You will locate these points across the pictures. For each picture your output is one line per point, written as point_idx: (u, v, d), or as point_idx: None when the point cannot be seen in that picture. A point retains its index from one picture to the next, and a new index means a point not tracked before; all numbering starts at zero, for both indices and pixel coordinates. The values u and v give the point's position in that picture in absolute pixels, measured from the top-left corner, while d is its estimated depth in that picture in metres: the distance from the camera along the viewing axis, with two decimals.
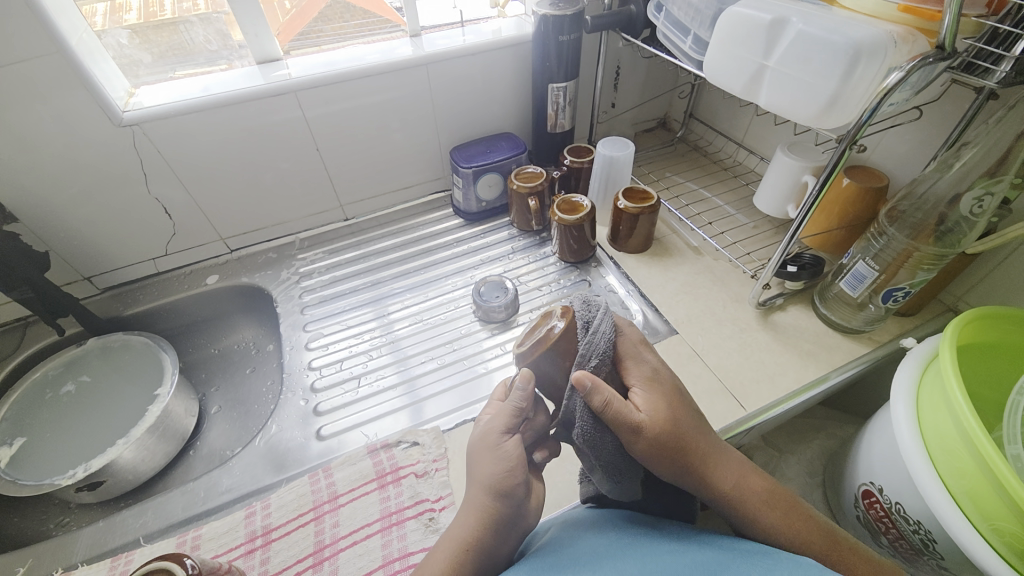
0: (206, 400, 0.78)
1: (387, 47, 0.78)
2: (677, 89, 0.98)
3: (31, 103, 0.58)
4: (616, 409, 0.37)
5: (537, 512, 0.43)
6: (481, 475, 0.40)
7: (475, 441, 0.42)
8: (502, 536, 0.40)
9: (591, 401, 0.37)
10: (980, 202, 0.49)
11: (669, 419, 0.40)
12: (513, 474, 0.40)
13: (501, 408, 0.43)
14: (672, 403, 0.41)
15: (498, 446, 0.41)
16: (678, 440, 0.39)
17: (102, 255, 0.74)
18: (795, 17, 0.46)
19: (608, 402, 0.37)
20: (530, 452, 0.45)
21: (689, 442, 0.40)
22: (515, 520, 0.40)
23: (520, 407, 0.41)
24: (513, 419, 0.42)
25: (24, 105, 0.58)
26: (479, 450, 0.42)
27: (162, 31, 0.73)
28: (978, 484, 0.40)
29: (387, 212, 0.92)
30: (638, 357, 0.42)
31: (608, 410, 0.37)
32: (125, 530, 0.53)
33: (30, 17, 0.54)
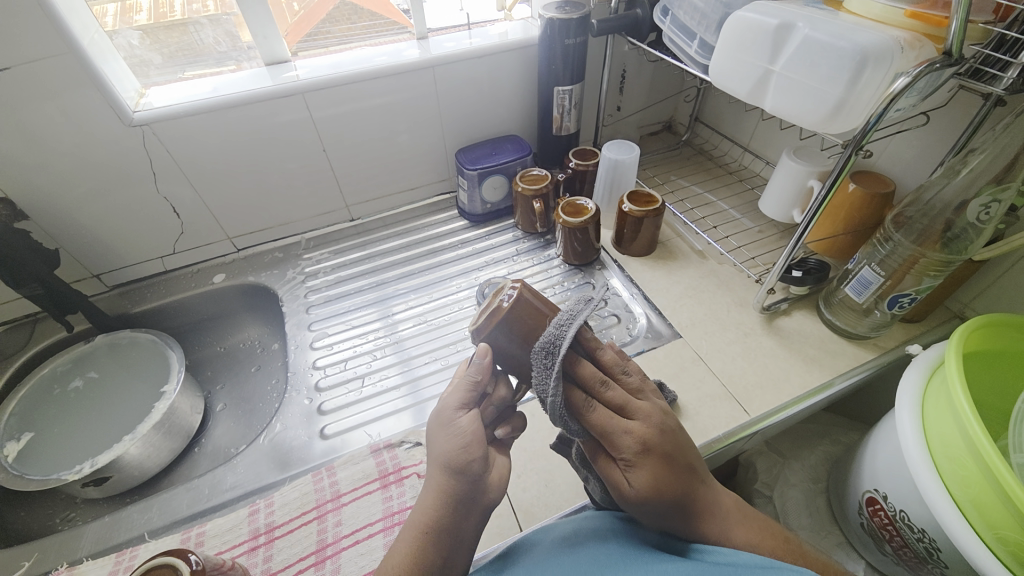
0: (212, 398, 0.79)
1: (394, 50, 0.79)
2: (683, 93, 0.98)
3: (39, 101, 0.59)
4: (601, 466, 0.40)
5: (499, 487, 0.42)
6: (438, 452, 0.40)
7: (433, 421, 0.42)
8: (463, 514, 0.39)
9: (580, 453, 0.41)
10: (987, 209, 0.48)
11: (656, 496, 0.39)
12: (468, 449, 0.40)
13: (458, 382, 0.43)
14: (663, 473, 0.39)
15: (454, 423, 0.41)
16: (666, 510, 0.39)
17: (111, 253, 0.75)
18: (801, 22, 0.46)
19: (594, 458, 0.40)
20: (493, 428, 0.46)
21: (680, 509, 0.40)
22: (476, 498, 0.39)
23: (476, 380, 0.42)
24: (469, 393, 0.42)
25: (36, 103, 0.59)
26: (436, 428, 0.42)
27: (173, 31, 0.74)
28: (983, 493, 0.40)
29: (393, 213, 0.93)
30: (619, 429, 0.38)
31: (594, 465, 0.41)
32: (130, 525, 0.53)
33: (43, 17, 0.54)
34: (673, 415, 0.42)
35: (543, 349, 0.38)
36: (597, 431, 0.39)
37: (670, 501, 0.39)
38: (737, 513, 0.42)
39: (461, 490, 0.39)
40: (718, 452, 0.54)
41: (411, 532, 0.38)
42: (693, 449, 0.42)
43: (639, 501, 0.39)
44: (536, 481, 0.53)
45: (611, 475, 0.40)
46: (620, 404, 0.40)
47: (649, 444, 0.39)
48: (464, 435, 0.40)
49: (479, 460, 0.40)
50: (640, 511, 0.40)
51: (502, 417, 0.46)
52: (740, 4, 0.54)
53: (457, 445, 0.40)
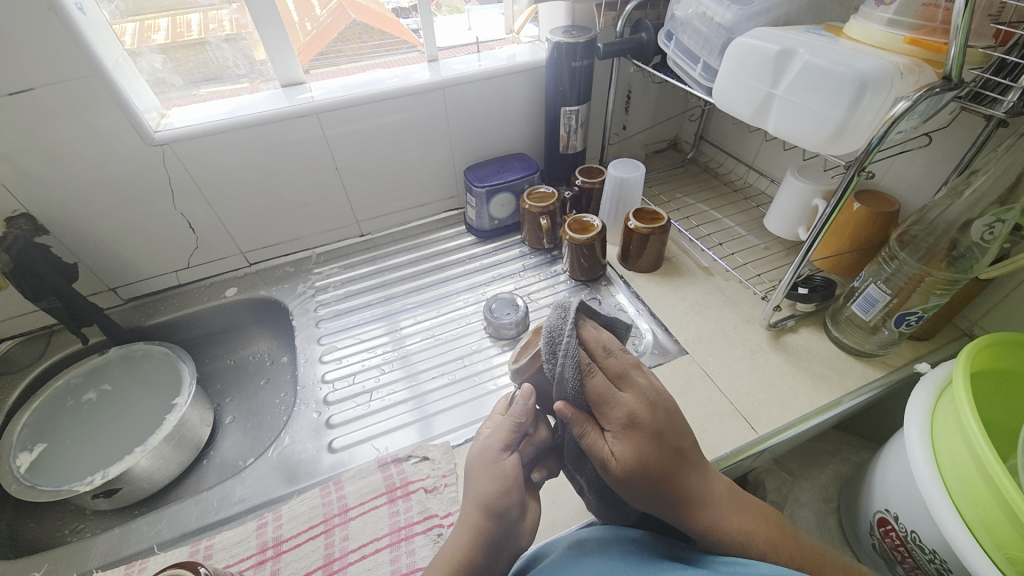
0: (221, 410, 0.79)
1: (406, 72, 0.81)
2: (687, 112, 1.00)
3: (58, 119, 0.61)
4: (589, 441, 0.40)
5: (530, 536, 0.42)
6: (475, 493, 0.42)
7: (474, 458, 0.44)
8: (494, 555, 0.39)
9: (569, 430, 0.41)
10: (991, 229, 0.49)
11: (643, 471, 0.39)
12: (506, 494, 0.41)
13: (501, 422, 0.45)
14: (652, 449, 0.39)
15: (497, 464, 0.42)
16: (654, 490, 0.39)
17: (127, 267, 0.77)
18: (802, 49, 0.48)
19: (583, 433, 0.40)
20: (530, 471, 0.46)
21: (670, 491, 0.39)
22: (508, 542, 0.40)
23: (519, 422, 0.44)
24: (511, 434, 0.44)
25: (48, 121, 0.60)
26: (476, 467, 0.43)
27: (188, 50, 0.76)
28: (993, 513, 0.39)
29: (402, 229, 0.94)
30: (613, 399, 0.40)
31: (583, 442, 0.40)
32: (140, 537, 0.54)
33: (70, 41, 0.57)
34: (669, 394, 0.43)
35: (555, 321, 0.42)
36: (591, 399, 0.40)
37: (655, 478, 0.39)
38: (730, 504, 0.41)
39: (495, 532, 0.40)
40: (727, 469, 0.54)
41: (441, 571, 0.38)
42: (686, 433, 0.42)
43: (625, 476, 0.39)
44: (543, 497, 0.53)
45: (599, 449, 0.40)
46: (618, 378, 0.42)
47: (638, 418, 0.40)
48: (504, 478, 0.41)
49: (517, 502, 0.41)
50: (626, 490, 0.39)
51: (539, 460, 0.46)
52: (742, 29, 0.56)
53: (497, 487, 0.41)
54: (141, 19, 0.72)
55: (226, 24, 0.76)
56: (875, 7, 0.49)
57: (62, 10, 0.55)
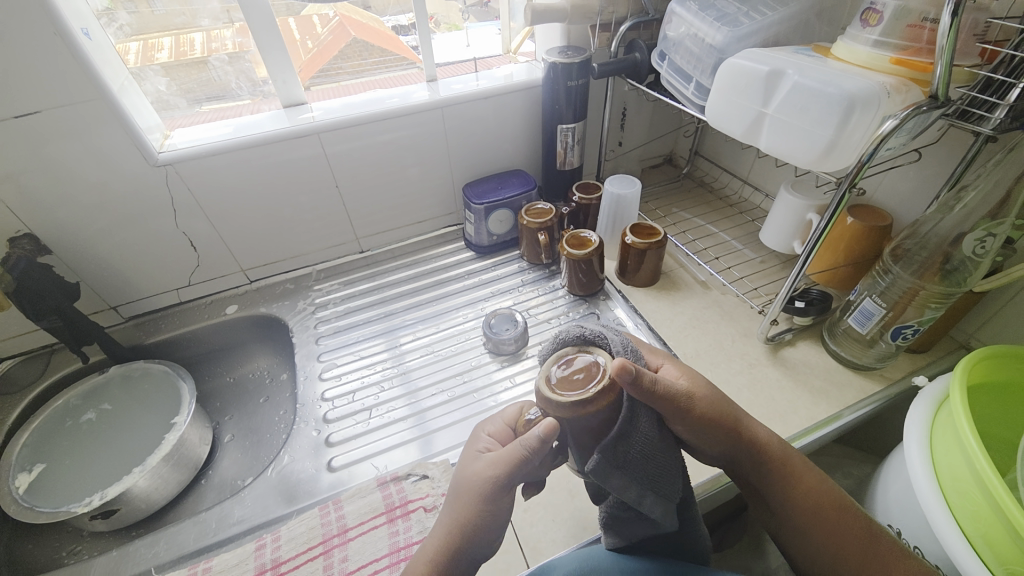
0: (220, 429, 0.79)
1: (406, 91, 0.83)
2: (682, 128, 1.01)
3: (63, 140, 0.62)
4: (663, 381, 0.37)
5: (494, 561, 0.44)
6: (459, 517, 0.40)
7: (470, 481, 0.40)
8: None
9: (642, 386, 0.35)
10: (982, 243, 0.49)
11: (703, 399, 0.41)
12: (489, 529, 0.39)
13: (511, 450, 0.39)
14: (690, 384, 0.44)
15: (494, 499, 0.39)
16: (714, 415, 0.42)
17: (130, 285, 0.78)
18: (791, 70, 0.49)
19: (654, 378, 0.36)
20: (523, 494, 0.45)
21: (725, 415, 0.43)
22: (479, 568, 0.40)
23: (528, 454, 0.38)
24: (515, 469, 0.39)
25: (53, 142, 0.61)
26: (468, 491, 0.40)
27: (191, 69, 0.78)
28: (994, 528, 0.39)
29: (401, 244, 0.95)
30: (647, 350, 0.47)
31: (658, 385, 0.37)
32: (137, 560, 0.53)
33: (76, 66, 0.58)
34: None
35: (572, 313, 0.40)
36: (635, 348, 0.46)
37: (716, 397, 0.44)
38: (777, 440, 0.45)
39: (468, 558, 0.39)
40: (726, 486, 0.54)
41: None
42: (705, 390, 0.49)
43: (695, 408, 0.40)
44: (543, 516, 0.52)
45: (671, 384, 0.38)
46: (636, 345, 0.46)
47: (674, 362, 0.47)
48: (491, 514, 0.39)
49: (496, 534, 0.40)
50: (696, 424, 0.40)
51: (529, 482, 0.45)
52: (733, 50, 0.57)
53: (476, 518, 0.39)
54: (144, 38, 0.73)
55: (228, 43, 0.77)
56: (862, 29, 0.50)
57: (69, 36, 0.56)
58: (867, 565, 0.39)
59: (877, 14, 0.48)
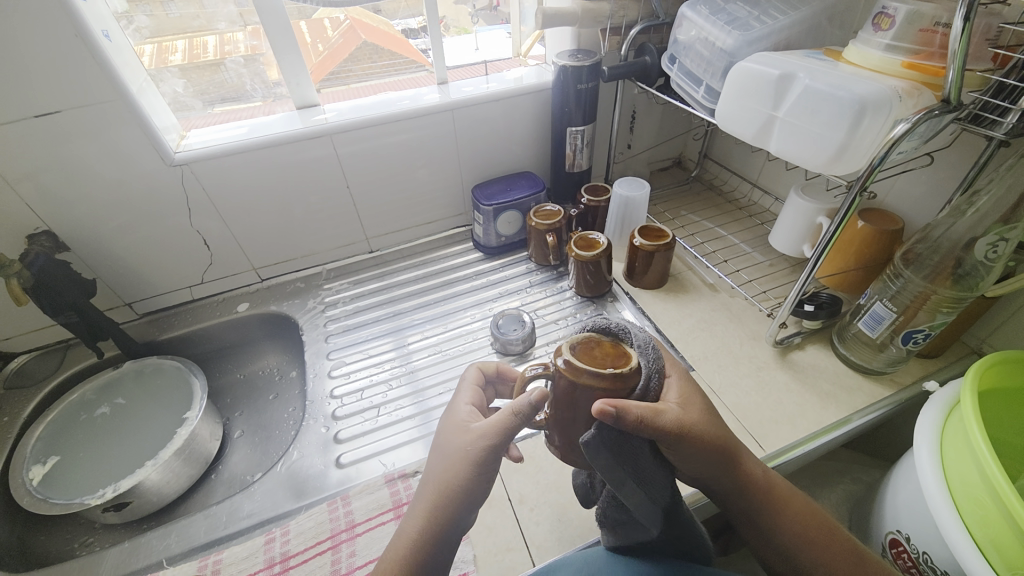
0: (230, 425, 0.80)
1: (416, 94, 0.84)
2: (691, 132, 1.01)
3: (82, 139, 0.63)
4: (651, 420, 0.35)
5: None
6: (445, 482, 0.39)
7: (457, 445, 0.41)
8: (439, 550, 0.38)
9: (623, 421, 0.34)
10: (994, 248, 0.49)
11: (698, 424, 0.38)
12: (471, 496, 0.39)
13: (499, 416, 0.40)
14: (693, 403, 0.40)
15: (479, 461, 0.39)
16: (704, 442, 0.38)
17: (144, 283, 0.79)
18: (802, 73, 0.49)
19: (641, 419, 0.34)
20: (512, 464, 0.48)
21: (717, 443, 0.39)
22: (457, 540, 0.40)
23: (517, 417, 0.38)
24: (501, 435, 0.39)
25: (73, 140, 0.63)
26: (455, 457, 0.40)
27: (205, 71, 0.79)
28: (1003, 533, 0.39)
29: (410, 245, 0.96)
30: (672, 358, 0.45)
31: (643, 423, 0.34)
32: (149, 551, 0.54)
33: (96, 67, 0.59)
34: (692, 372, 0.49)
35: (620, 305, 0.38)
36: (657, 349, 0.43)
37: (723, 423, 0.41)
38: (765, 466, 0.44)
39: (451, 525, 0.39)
40: None
41: (389, 565, 0.37)
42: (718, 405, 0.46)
43: (682, 430, 0.37)
44: (549, 515, 0.52)
45: (661, 421, 0.35)
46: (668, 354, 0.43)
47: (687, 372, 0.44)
48: (476, 482, 0.39)
49: (476, 504, 0.40)
50: (677, 444, 0.37)
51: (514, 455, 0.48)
52: (743, 54, 0.58)
53: (463, 484, 0.39)
54: (159, 40, 0.74)
55: (242, 46, 0.79)
56: (874, 33, 0.50)
57: (89, 38, 0.57)
58: (832, 550, 0.41)
59: (890, 18, 0.48)
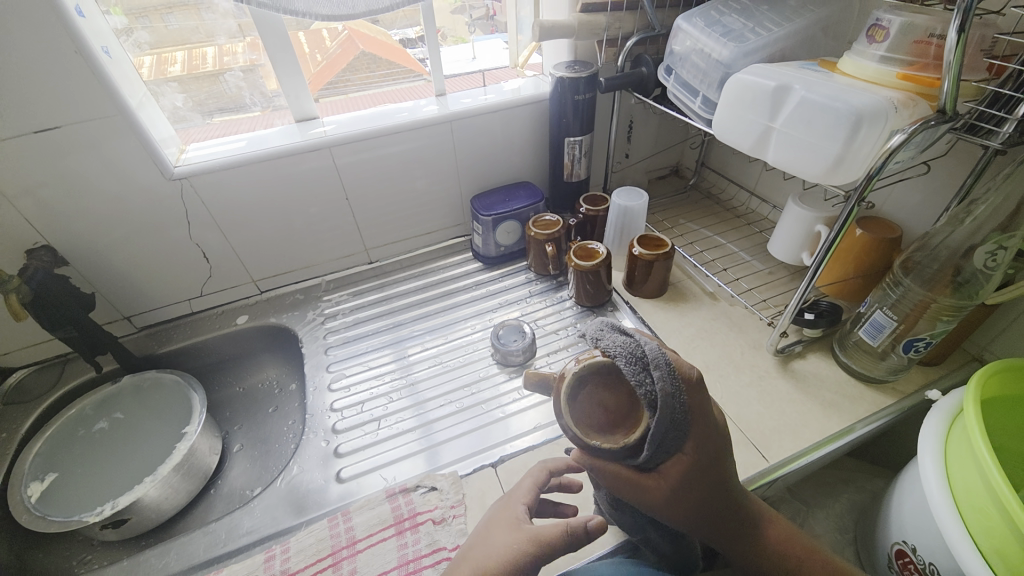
0: (229, 438, 0.80)
1: (414, 105, 0.84)
2: (688, 140, 1.02)
3: (86, 155, 0.64)
4: (627, 486, 0.38)
5: None
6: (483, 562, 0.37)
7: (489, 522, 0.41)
8: None
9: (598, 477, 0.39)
10: (993, 256, 0.49)
11: (682, 503, 0.39)
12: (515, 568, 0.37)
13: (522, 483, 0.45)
14: (691, 483, 0.39)
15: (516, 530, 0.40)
16: (687, 511, 0.39)
17: (143, 296, 0.79)
18: (798, 84, 0.49)
19: (614, 484, 0.38)
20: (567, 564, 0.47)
21: (697, 517, 0.40)
22: None
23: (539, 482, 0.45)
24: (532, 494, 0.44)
25: (77, 156, 0.63)
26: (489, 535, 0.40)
27: (203, 82, 0.79)
28: (1009, 544, 0.38)
29: (409, 255, 0.96)
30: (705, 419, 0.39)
31: (622, 485, 0.38)
32: (148, 570, 0.53)
33: (96, 82, 0.60)
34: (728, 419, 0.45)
35: (654, 360, 0.35)
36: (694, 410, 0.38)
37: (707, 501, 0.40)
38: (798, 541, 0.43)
39: None
40: None
41: None
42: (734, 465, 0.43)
43: (659, 507, 0.39)
44: None
45: (639, 491, 0.38)
46: (701, 409, 0.38)
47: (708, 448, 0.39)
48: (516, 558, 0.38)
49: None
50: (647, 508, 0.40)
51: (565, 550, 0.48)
52: (739, 65, 0.58)
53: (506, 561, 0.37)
54: (159, 51, 0.75)
55: (240, 58, 0.79)
56: (868, 45, 0.51)
57: (88, 54, 0.58)
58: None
59: (884, 30, 0.49)
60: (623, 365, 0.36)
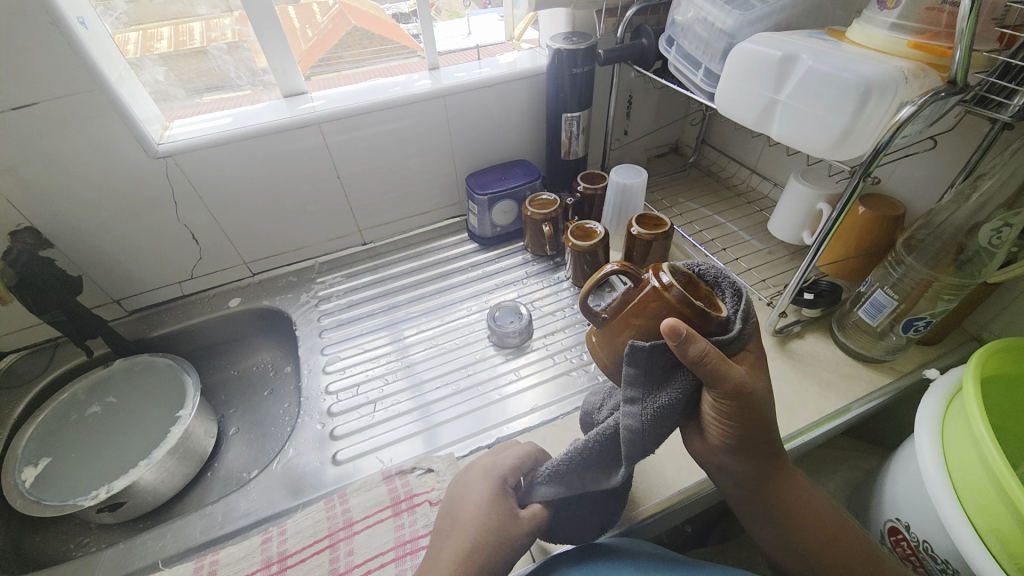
0: (225, 422, 0.79)
1: (407, 81, 0.82)
2: (689, 117, 1.00)
3: (65, 132, 0.61)
4: (714, 364, 0.36)
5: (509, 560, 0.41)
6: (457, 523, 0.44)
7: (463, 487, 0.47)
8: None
9: (687, 349, 0.36)
10: (998, 233, 0.48)
11: (757, 395, 0.37)
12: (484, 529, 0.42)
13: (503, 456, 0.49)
14: (760, 379, 0.39)
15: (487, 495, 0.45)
16: (747, 417, 0.38)
17: (132, 279, 0.77)
18: (805, 54, 0.47)
19: (705, 358, 0.36)
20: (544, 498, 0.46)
21: (759, 421, 0.39)
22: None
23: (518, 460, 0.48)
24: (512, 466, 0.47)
25: (56, 134, 0.61)
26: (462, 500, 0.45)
27: (189, 59, 0.76)
28: (1005, 522, 0.38)
29: (404, 237, 0.94)
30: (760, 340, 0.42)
31: (708, 363, 0.36)
32: (145, 552, 0.53)
33: (72, 56, 0.57)
34: None
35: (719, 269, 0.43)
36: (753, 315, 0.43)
37: (765, 421, 0.39)
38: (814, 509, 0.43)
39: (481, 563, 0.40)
40: None
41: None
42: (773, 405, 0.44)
43: (736, 397, 0.37)
44: None
45: (722, 373, 0.36)
46: None
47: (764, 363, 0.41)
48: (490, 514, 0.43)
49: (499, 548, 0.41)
50: (721, 397, 0.37)
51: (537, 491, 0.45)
52: (744, 35, 0.56)
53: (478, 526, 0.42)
54: (143, 28, 0.72)
55: (227, 32, 0.76)
56: (879, 11, 0.49)
57: (64, 25, 0.55)
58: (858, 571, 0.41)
59: None
60: (703, 269, 0.44)
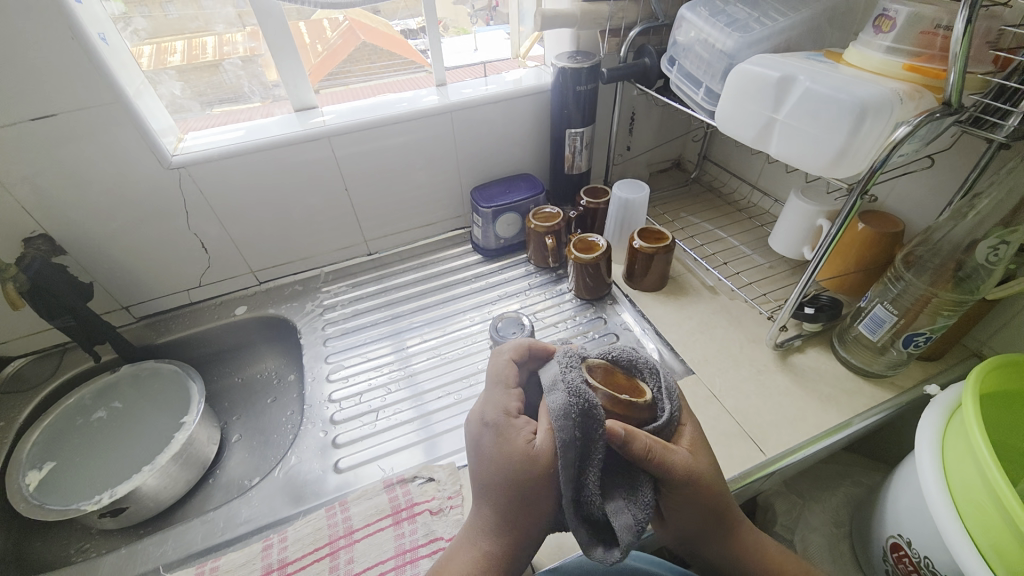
0: (228, 429, 0.80)
1: (415, 96, 0.84)
2: (690, 133, 1.01)
3: (81, 141, 0.63)
4: (659, 452, 0.38)
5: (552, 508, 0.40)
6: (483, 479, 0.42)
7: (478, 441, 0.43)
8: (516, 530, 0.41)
9: (632, 446, 0.37)
10: (996, 250, 0.49)
11: (703, 476, 0.40)
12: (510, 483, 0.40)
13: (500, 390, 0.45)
14: (702, 460, 0.42)
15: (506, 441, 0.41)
16: (699, 497, 0.40)
17: (141, 285, 0.79)
18: (802, 75, 0.49)
19: (651, 451, 0.38)
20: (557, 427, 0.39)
21: (715, 498, 0.41)
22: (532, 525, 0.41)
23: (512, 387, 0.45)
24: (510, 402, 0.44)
25: (73, 144, 0.63)
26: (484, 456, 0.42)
27: (203, 73, 0.78)
28: (1004, 538, 0.38)
29: (409, 247, 0.96)
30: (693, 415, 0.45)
31: (654, 455, 0.38)
32: (146, 558, 0.54)
33: (92, 69, 0.59)
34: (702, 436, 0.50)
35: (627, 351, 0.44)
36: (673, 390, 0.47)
37: (717, 498, 0.42)
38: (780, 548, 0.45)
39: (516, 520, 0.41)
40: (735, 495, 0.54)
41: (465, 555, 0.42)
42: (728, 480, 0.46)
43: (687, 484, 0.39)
44: None
45: (666, 460, 0.38)
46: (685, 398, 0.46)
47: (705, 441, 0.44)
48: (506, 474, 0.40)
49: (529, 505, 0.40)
50: (678, 489, 0.40)
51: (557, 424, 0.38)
52: (743, 56, 0.57)
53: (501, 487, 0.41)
54: (158, 42, 0.74)
55: (240, 48, 0.78)
56: (874, 35, 0.50)
57: (84, 39, 0.57)
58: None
59: (890, 21, 0.48)
60: (617, 353, 0.43)
